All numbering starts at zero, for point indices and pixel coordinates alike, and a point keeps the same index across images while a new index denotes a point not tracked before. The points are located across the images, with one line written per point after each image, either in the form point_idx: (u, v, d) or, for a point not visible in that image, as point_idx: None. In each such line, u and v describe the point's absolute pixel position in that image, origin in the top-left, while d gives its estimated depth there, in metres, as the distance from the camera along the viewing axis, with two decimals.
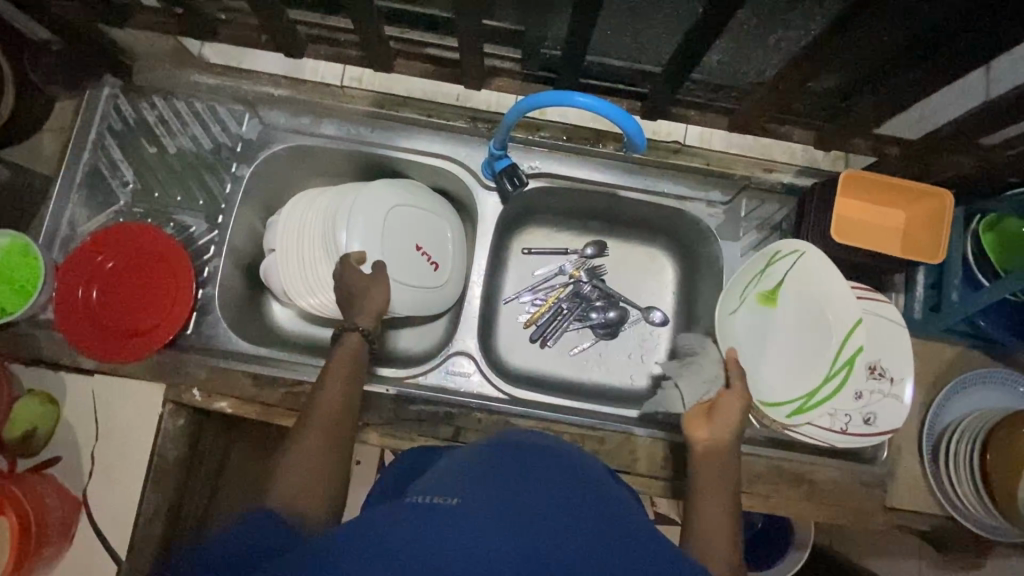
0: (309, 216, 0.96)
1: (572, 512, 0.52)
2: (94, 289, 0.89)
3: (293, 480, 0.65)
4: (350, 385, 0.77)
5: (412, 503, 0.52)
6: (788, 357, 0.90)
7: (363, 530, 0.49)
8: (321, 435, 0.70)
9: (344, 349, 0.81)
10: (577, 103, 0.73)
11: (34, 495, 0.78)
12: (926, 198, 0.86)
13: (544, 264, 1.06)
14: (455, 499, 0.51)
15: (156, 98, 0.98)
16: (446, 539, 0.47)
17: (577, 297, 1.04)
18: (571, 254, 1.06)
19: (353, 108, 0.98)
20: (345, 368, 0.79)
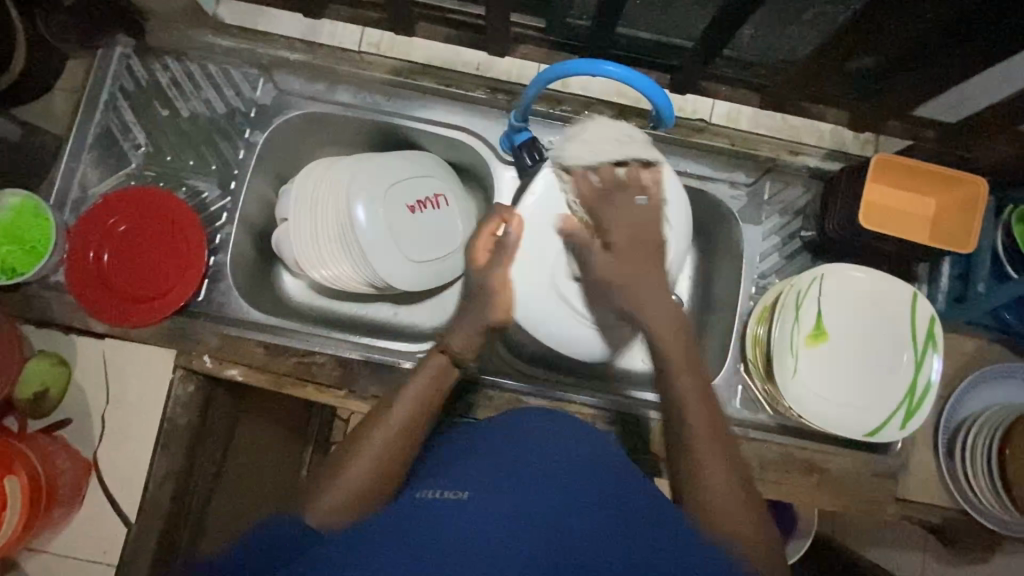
0: (321, 186, 0.94)
1: (584, 496, 0.52)
2: (105, 252, 0.88)
3: (339, 498, 0.57)
4: (424, 411, 0.66)
5: (418, 500, 0.52)
6: (828, 376, 0.85)
7: (374, 528, 0.49)
8: (376, 455, 0.61)
9: (427, 371, 0.68)
10: (607, 72, 0.71)
11: (45, 456, 0.78)
12: (958, 185, 0.83)
13: None
14: (465, 493, 0.51)
15: (169, 59, 0.95)
16: (457, 535, 0.47)
17: None
18: None
19: (371, 75, 0.95)
20: (423, 394, 0.67)
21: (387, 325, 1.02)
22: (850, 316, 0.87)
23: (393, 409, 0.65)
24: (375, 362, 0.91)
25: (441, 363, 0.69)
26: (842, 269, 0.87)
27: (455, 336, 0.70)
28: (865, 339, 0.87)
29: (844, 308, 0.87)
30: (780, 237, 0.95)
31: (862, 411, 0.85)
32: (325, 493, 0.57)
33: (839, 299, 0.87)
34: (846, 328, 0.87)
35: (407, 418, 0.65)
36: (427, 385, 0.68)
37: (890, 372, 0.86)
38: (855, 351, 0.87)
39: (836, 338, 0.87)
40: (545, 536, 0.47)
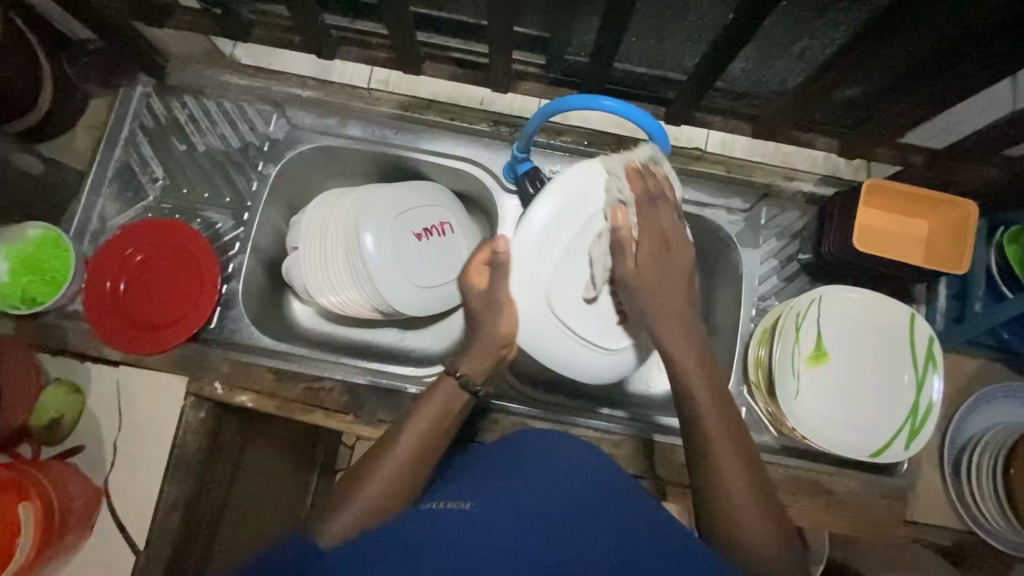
0: (332, 216, 0.97)
1: (575, 502, 0.56)
2: (121, 282, 0.91)
3: (352, 515, 0.59)
4: (436, 434, 0.68)
5: (424, 509, 0.56)
6: (825, 394, 0.87)
7: (387, 535, 0.52)
8: (388, 474, 0.63)
9: (438, 394, 0.72)
10: (605, 106, 0.75)
11: (58, 482, 0.79)
12: (948, 209, 0.86)
13: None
14: (469, 505, 0.55)
15: (187, 98, 1.00)
16: (464, 533, 0.51)
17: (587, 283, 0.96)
18: None
19: (379, 110, 0.99)
20: (431, 422, 0.69)
21: (394, 350, 1.04)
22: (847, 332, 0.88)
23: (404, 433, 0.68)
24: (382, 386, 0.93)
25: (447, 385, 0.72)
26: (838, 291, 0.88)
27: (464, 365, 0.74)
28: (866, 356, 0.88)
29: (842, 332, 0.88)
30: (777, 260, 0.97)
31: (868, 433, 0.85)
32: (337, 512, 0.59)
33: (837, 318, 0.88)
34: (849, 351, 0.88)
35: (419, 439, 0.67)
36: (434, 413, 0.70)
37: (891, 392, 0.86)
38: (854, 369, 0.88)
39: (838, 360, 0.88)
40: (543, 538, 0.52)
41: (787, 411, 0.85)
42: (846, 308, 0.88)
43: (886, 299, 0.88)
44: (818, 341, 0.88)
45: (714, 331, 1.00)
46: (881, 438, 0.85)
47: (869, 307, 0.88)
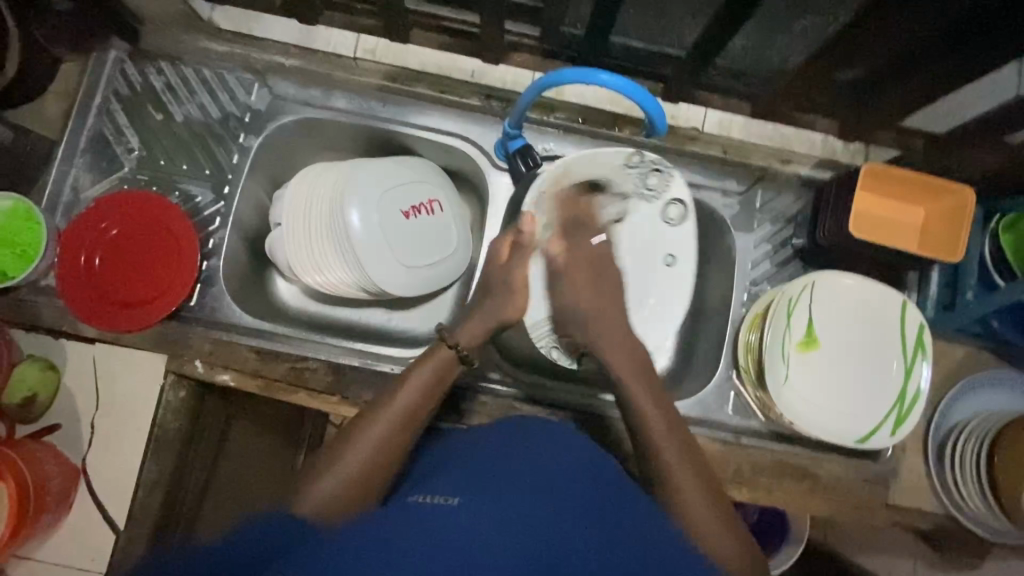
0: (316, 192, 0.94)
1: (566, 499, 0.54)
2: (96, 256, 0.88)
3: (335, 491, 0.58)
4: (425, 403, 0.68)
5: (411, 502, 0.54)
6: (817, 380, 0.86)
7: (367, 530, 0.51)
8: (372, 449, 0.62)
9: (430, 364, 0.70)
10: (601, 81, 0.72)
11: (33, 462, 0.77)
12: (945, 195, 0.84)
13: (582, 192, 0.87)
14: (454, 499, 0.52)
15: (163, 64, 0.95)
16: (451, 528, 0.49)
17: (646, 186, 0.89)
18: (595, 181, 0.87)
19: (366, 81, 0.96)
20: (424, 385, 0.69)
21: (380, 330, 1.02)
22: (848, 315, 0.87)
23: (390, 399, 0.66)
24: (369, 367, 0.91)
25: (444, 354, 0.71)
26: (833, 276, 0.87)
27: (461, 333, 0.74)
28: (862, 338, 0.87)
29: (845, 318, 0.87)
30: (771, 245, 0.96)
31: (859, 420, 0.85)
32: (319, 485, 0.58)
33: (840, 301, 0.87)
34: (854, 335, 0.87)
35: (407, 406, 0.66)
36: (426, 380, 0.69)
37: (880, 378, 0.86)
38: (850, 351, 0.87)
39: (842, 346, 0.87)
40: (528, 539, 0.48)
41: (777, 397, 0.85)
42: (848, 292, 0.87)
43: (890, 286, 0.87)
44: (815, 329, 0.87)
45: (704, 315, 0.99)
46: (870, 425, 0.85)
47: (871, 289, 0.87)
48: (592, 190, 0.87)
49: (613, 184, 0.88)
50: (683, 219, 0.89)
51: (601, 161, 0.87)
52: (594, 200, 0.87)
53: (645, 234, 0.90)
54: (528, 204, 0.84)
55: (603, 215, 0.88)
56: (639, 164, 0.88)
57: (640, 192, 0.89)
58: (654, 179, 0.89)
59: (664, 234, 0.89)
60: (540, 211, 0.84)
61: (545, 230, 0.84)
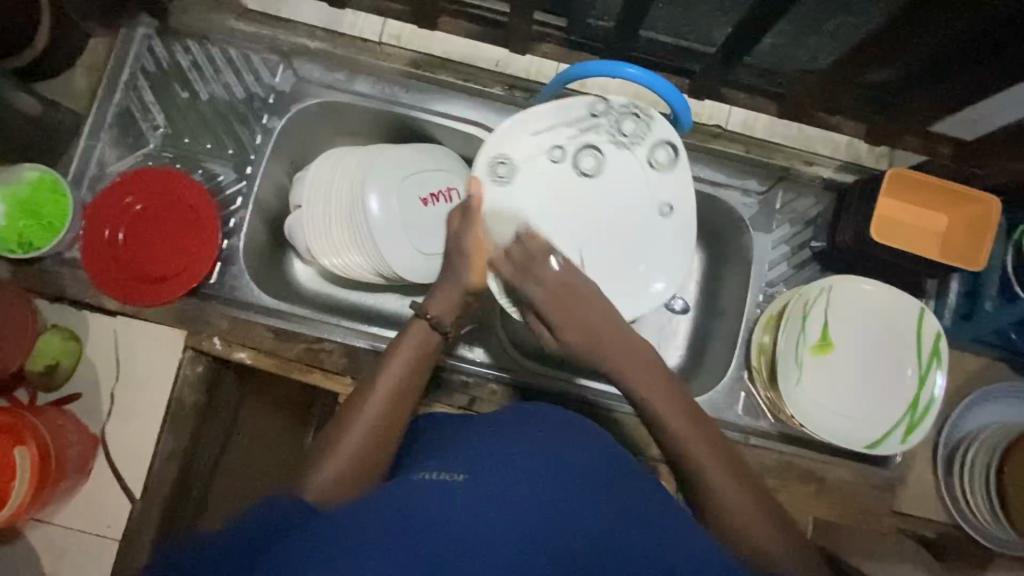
0: (337, 175, 0.95)
1: (569, 478, 0.53)
2: (120, 231, 0.89)
3: (338, 473, 0.59)
4: (409, 384, 0.69)
5: (415, 479, 0.51)
6: (823, 379, 0.86)
7: (366, 505, 0.48)
8: (366, 429, 0.64)
9: (408, 346, 0.72)
10: (625, 75, 0.71)
11: (55, 428, 0.79)
12: (969, 204, 0.83)
13: (545, 141, 0.80)
14: (460, 477, 0.51)
15: (190, 42, 0.96)
16: (460, 504, 0.47)
17: (586, 128, 0.81)
18: (556, 131, 0.80)
19: (390, 67, 0.96)
20: (410, 363, 0.71)
21: (394, 316, 1.03)
22: (852, 316, 0.87)
23: (377, 385, 0.68)
24: (380, 350, 0.93)
25: (422, 329, 0.73)
26: (852, 281, 0.87)
27: (431, 306, 0.75)
28: (858, 339, 0.87)
29: (849, 327, 0.87)
30: (789, 247, 0.95)
31: (873, 427, 0.85)
32: (318, 474, 0.58)
33: (846, 303, 0.87)
34: (861, 349, 0.87)
35: (393, 390, 0.68)
36: (408, 358, 0.71)
37: (892, 383, 0.86)
38: (852, 352, 0.87)
39: (854, 361, 0.87)
40: (537, 522, 0.47)
41: (788, 399, 0.85)
42: (849, 298, 0.87)
43: (883, 287, 0.87)
44: (825, 336, 0.87)
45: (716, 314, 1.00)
46: (880, 429, 0.85)
47: (866, 291, 0.87)
48: (556, 144, 0.80)
49: (579, 136, 0.81)
50: (672, 163, 0.81)
51: (565, 113, 0.80)
52: (567, 155, 0.80)
53: (631, 194, 0.82)
54: (480, 168, 0.79)
55: (584, 171, 0.81)
56: (605, 112, 0.81)
57: (617, 141, 0.81)
58: (630, 124, 0.81)
59: (652, 182, 0.82)
60: (491, 175, 0.79)
61: (507, 192, 0.79)
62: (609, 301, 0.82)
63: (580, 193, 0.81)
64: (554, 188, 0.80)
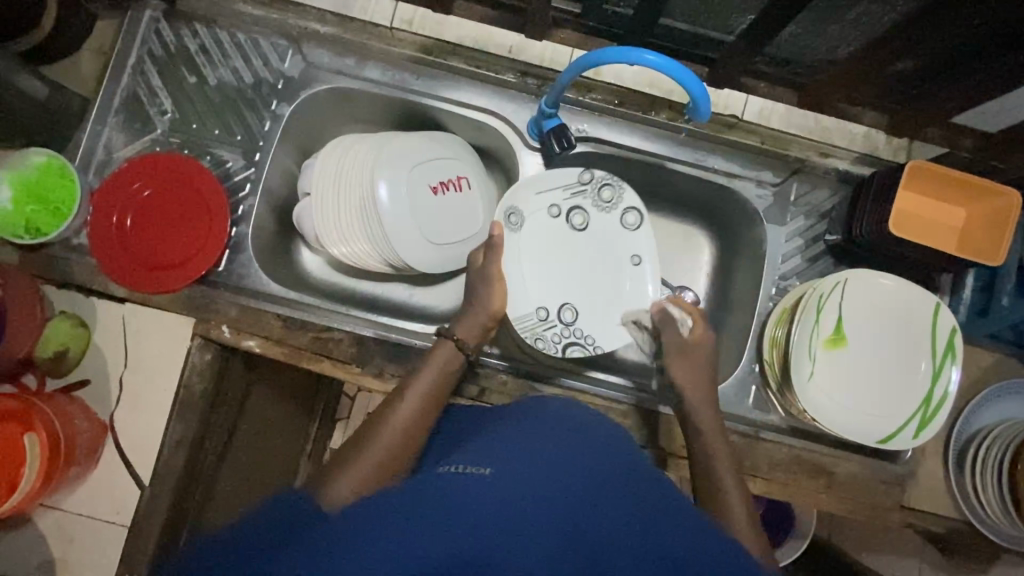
0: (347, 163, 0.94)
1: (595, 471, 0.51)
2: (128, 217, 0.88)
3: (359, 480, 0.58)
4: (434, 396, 0.73)
5: (441, 473, 0.50)
6: (831, 376, 0.86)
7: (389, 503, 0.46)
8: (392, 434, 0.65)
9: (436, 359, 0.77)
10: (646, 62, 0.70)
11: (64, 415, 0.79)
12: (989, 197, 0.82)
13: (546, 201, 0.94)
14: (486, 470, 0.49)
15: (198, 26, 0.95)
16: (488, 504, 0.46)
17: (580, 189, 0.94)
18: (559, 191, 0.94)
19: (401, 52, 0.94)
20: (435, 377, 0.75)
21: (404, 306, 1.03)
22: (863, 310, 0.86)
23: (404, 397, 0.71)
24: (390, 340, 0.92)
25: (449, 349, 0.78)
26: (869, 274, 0.86)
27: (460, 328, 0.82)
28: (873, 334, 0.86)
29: (866, 324, 0.86)
30: (804, 240, 0.94)
31: (886, 421, 0.84)
32: (338, 482, 0.57)
33: (861, 298, 0.86)
34: (874, 346, 0.86)
35: (418, 402, 0.71)
36: (436, 371, 0.76)
37: (906, 379, 0.85)
38: (864, 348, 0.86)
39: (866, 357, 0.86)
40: (566, 525, 0.46)
41: (800, 391, 0.84)
42: (868, 297, 0.86)
43: (902, 283, 0.86)
44: (840, 330, 0.86)
45: (728, 308, 1.00)
46: (891, 423, 0.85)
47: (887, 293, 0.86)
48: (553, 205, 0.94)
49: (571, 198, 0.94)
50: (639, 225, 0.95)
51: (563, 178, 0.94)
52: (562, 212, 0.94)
53: (614, 252, 0.95)
54: (498, 212, 0.92)
55: (572, 227, 0.95)
56: (591, 181, 0.94)
57: (598, 207, 0.95)
58: (607, 193, 0.95)
59: (627, 241, 0.95)
60: (507, 223, 0.93)
61: (514, 239, 0.93)
62: (597, 330, 0.94)
63: (578, 246, 0.95)
64: (551, 244, 0.94)
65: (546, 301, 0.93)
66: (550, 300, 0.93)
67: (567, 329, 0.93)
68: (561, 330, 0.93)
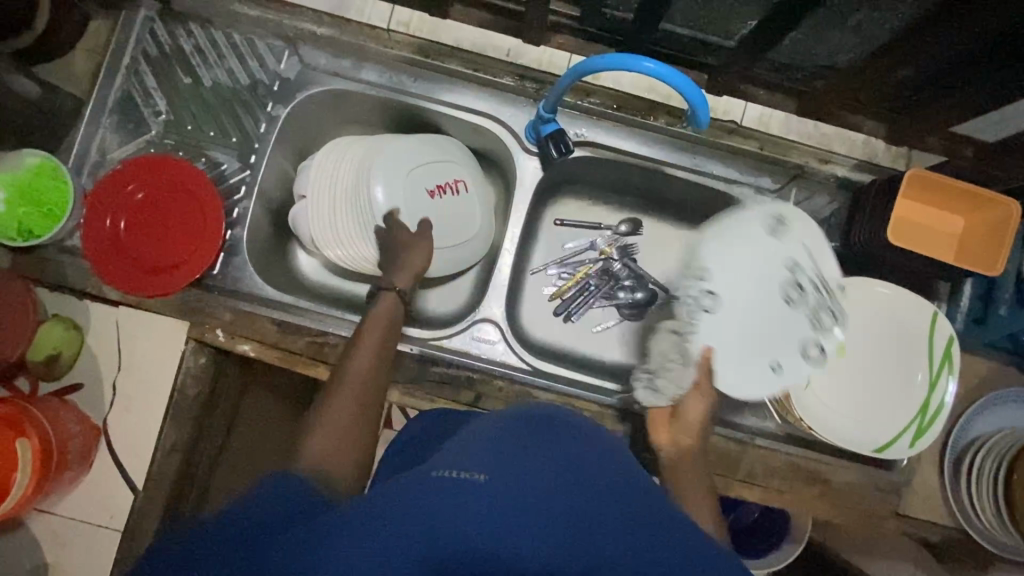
0: (342, 166, 0.93)
1: (597, 475, 0.49)
2: (121, 220, 0.87)
3: (328, 441, 0.64)
4: (387, 347, 0.78)
5: (434, 477, 0.47)
6: (822, 381, 0.85)
7: (383, 515, 0.46)
8: (352, 392, 0.70)
9: (380, 313, 0.81)
10: (645, 69, 0.69)
11: (56, 419, 0.78)
12: (989, 206, 0.81)
13: (761, 232, 0.78)
14: (482, 476, 0.47)
15: (193, 26, 0.94)
16: (482, 515, 0.45)
17: (821, 287, 0.78)
18: (816, 269, 0.78)
19: (399, 56, 0.94)
20: (383, 329, 0.79)
21: None
22: (856, 320, 0.86)
23: (356, 355, 0.75)
24: None
25: (393, 301, 0.83)
26: (863, 282, 0.86)
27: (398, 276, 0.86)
28: (864, 346, 0.86)
29: (858, 328, 0.86)
30: None
31: (884, 430, 0.84)
32: (312, 442, 0.63)
33: (855, 308, 0.86)
34: (866, 349, 0.86)
35: (372, 356, 0.76)
36: (383, 325, 0.80)
37: (902, 388, 0.85)
38: (856, 359, 0.86)
39: (857, 359, 0.86)
40: (561, 532, 0.45)
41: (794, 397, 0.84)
42: (855, 293, 0.86)
43: (892, 287, 0.86)
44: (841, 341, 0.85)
45: None
46: (886, 432, 0.84)
47: (873, 290, 0.86)
48: (794, 260, 0.77)
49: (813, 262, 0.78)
50: (817, 359, 0.79)
51: (813, 240, 0.78)
52: (802, 289, 0.77)
53: (780, 332, 0.77)
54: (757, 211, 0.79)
55: (784, 291, 0.76)
56: (817, 286, 0.78)
57: (816, 294, 0.78)
58: (823, 315, 0.79)
59: (793, 334, 0.77)
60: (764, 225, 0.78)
61: (719, 231, 0.79)
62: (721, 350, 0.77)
63: (743, 289, 0.76)
64: (757, 272, 0.76)
65: (712, 286, 0.77)
66: (717, 286, 0.77)
67: (695, 297, 0.78)
68: (694, 294, 0.78)
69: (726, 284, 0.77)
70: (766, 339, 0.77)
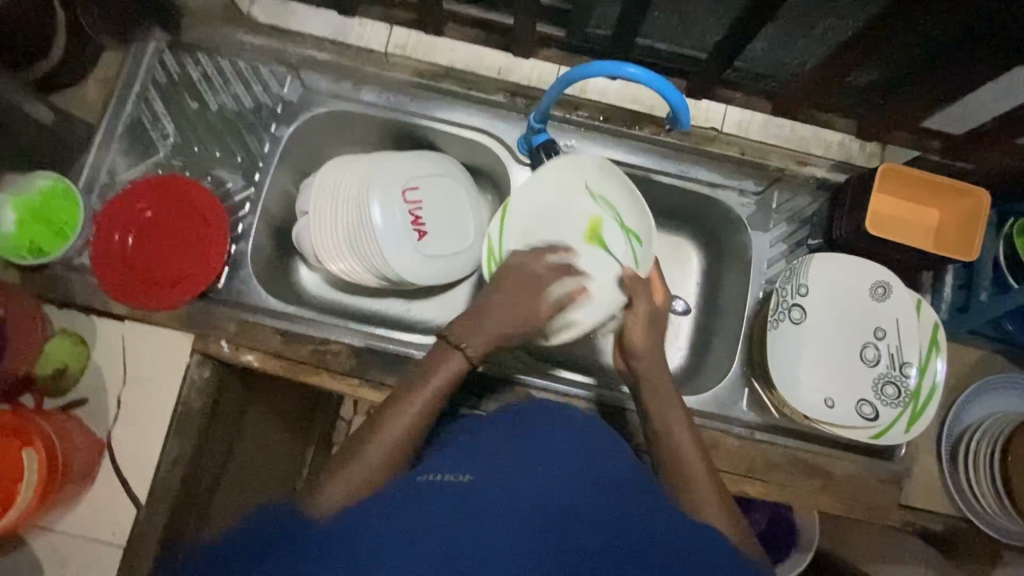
0: (343, 181, 0.97)
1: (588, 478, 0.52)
2: (130, 235, 0.90)
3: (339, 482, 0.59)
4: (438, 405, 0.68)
5: (421, 482, 0.52)
6: (832, 368, 0.88)
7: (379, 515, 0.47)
8: (387, 447, 0.63)
9: (445, 367, 0.69)
10: (627, 74, 0.74)
11: (62, 432, 0.79)
12: (961, 197, 0.86)
13: (865, 283, 0.89)
14: (468, 477, 0.51)
15: (201, 55, 0.99)
16: (467, 512, 0.47)
17: (892, 354, 0.87)
18: (876, 329, 0.88)
19: (396, 77, 0.99)
20: (440, 387, 0.68)
21: (398, 318, 1.04)
22: (881, 319, 0.89)
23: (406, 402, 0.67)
24: (378, 346, 0.94)
25: (455, 359, 0.70)
26: (853, 265, 0.89)
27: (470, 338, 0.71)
28: (889, 343, 0.88)
29: (856, 311, 0.89)
30: (787, 245, 0.97)
31: (876, 417, 0.86)
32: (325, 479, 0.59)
33: (877, 307, 0.88)
34: (861, 333, 0.89)
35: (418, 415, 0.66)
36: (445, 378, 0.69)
37: (895, 374, 0.87)
38: (881, 355, 0.88)
39: (851, 340, 0.89)
40: (554, 521, 0.47)
41: (782, 385, 0.86)
42: (850, 275, 0.89)
43: (886, 274, 0.89)
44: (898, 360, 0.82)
45: (718, 314, 1.02)
46: (879, 419, 0.86)
47: (870, 273, 0.89)
48: (879, 324, 0.89)
49: (884, 333, 0.88)
50: (868, 420, 0.86)
51: (864, 307, 0.89)
52: (876, 352, 0.88)
53: (847, 379, 0.87)
54: (867, 274, 0.89)
55: (863, 348, 0.88)
56: (881, 363, 0.88)
57: (892, 364, 0.87)
58: (889, 391, 0.87)
59: (854, 388, 0.87)
60: (873, 287, 0.89)
61: (836, 267, 0.89)
62: (808, 382, 0.87)
63: (851, 330, 0.89)
64: (864, 315, 0.89)
65: (805, 303, 0.88)
66: (811, 306, 0.89)
67: (790, 305, 0.88)
68: (787, 300, 0.89)
69: (835, 319, 0.89)
70: (847, 382, 0.87)
